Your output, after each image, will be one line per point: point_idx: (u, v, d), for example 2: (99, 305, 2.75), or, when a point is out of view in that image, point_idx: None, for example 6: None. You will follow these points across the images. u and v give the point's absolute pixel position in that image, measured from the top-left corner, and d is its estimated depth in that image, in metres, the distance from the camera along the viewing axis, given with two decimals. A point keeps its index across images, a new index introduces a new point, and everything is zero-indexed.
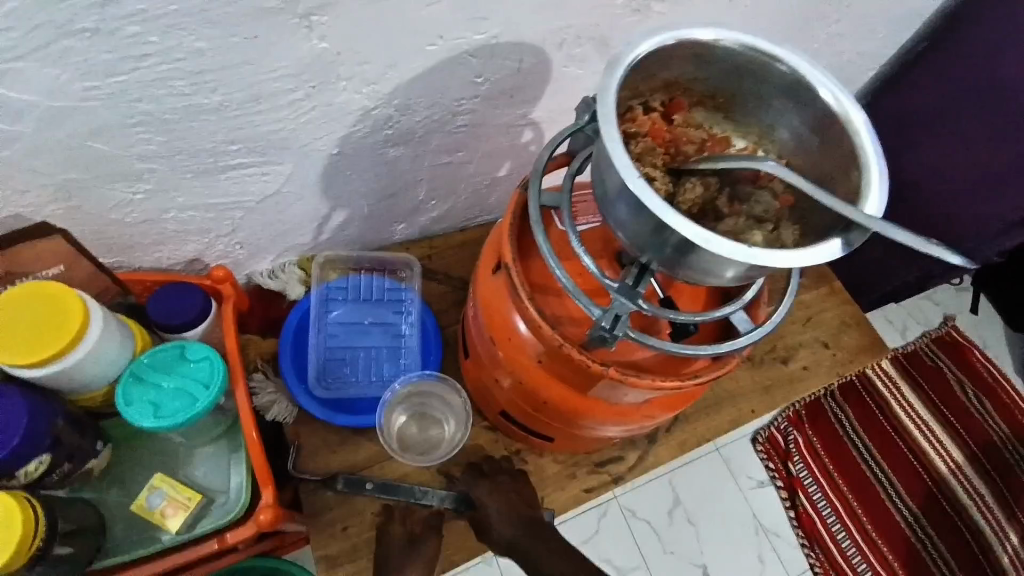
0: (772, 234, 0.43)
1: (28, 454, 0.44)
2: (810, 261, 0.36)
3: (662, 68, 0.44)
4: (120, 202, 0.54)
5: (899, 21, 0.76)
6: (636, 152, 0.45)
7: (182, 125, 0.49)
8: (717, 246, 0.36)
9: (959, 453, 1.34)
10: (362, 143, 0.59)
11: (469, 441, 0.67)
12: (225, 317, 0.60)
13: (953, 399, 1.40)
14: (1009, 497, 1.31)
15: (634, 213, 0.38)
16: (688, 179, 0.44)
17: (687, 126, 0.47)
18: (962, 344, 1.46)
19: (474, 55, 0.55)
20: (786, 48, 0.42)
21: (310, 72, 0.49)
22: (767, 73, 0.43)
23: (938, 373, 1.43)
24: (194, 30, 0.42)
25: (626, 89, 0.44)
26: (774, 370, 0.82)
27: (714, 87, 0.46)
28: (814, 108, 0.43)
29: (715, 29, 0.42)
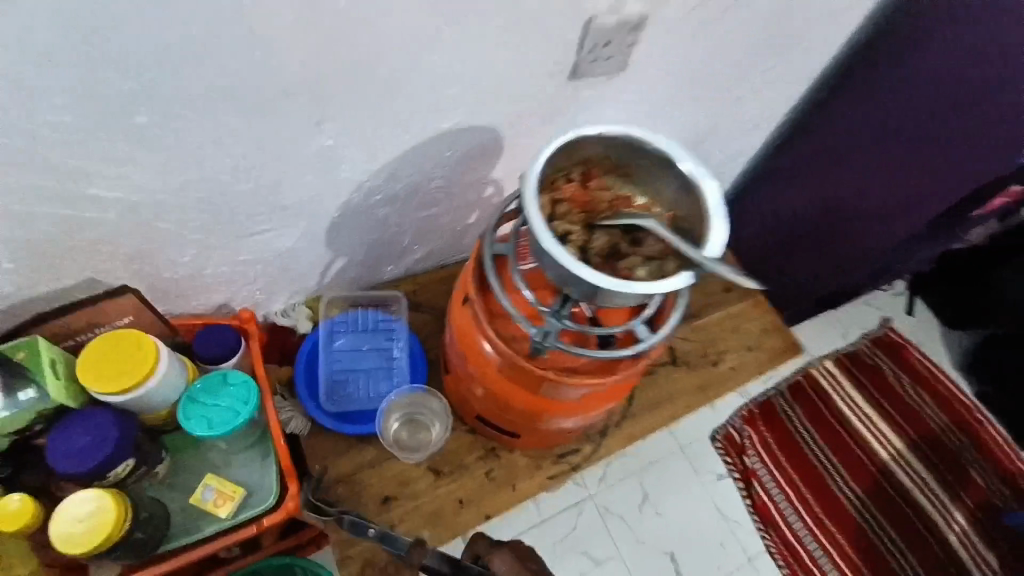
0: (657, 269, 0.59)
1: (118, 458, 0.60)
2: (671, 288, 0.52)
3: (575, 152, 0.60)
4: (172, 263, 0.69)
5: (786, 84, 0.95)
6: (559, 213, 0.61)
7: (223, 204, 0.65)
8: (605, 283, 0.53)
9: (899, 441, 1.52)
10: (358, 207, 0.76)
11: (452, 442, 0.82)
12: (253, 350, 0.75)
13: (892, 393, 1.59)
14: (939, 476, 1.50)
15: (551, 262, 0.55)
16: (598, 232, 0.61)
17: (601, 189, 0.63)
18: (900, 345, 1.65)
19: (444, 138, 0.72)
20: (660, 137, 0.58)
21: (319, 161, 0.66)
22: (650, 153, 0.59)
23: (877, 371, 1.61)
24: (238, 141, 0.58)
25: (549, 169, 0.59)
26: (705, 372, 0.98)
27: (618, 159, 0.62)
28: (683, 178, 0.59)
29: (607, 124, 0.58)
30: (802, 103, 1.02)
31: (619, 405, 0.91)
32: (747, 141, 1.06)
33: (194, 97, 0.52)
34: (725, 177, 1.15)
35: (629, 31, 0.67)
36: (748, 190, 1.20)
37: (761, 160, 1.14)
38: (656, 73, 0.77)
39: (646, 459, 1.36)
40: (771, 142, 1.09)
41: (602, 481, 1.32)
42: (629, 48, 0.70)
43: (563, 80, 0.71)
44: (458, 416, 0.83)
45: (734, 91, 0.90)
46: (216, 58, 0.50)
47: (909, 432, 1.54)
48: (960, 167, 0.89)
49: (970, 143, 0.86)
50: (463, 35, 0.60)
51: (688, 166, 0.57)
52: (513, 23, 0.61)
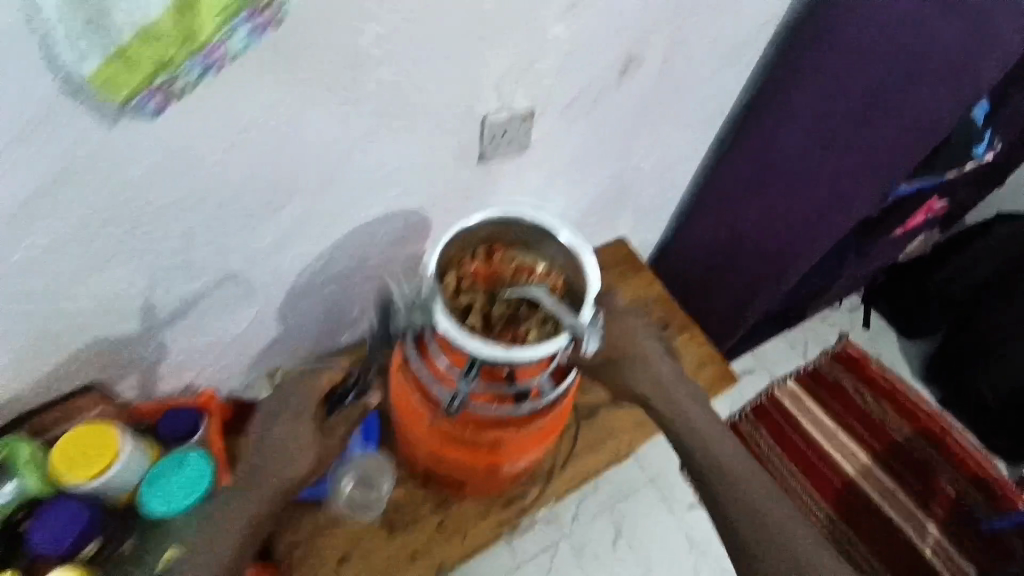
0: (551, 329, 0.69)
1: (88, 536, 0.71)
2: (547, 348, 0.63)
3: (475, 232, 0.71)
4: (135, 357, 0.76)
5: (694, 140, 1.05)
6: (464, 285, 0.70)
7: (176, 303, 0.72)
8: (491, 351, 0.63)
9: (864, 456, 1.55)
10: (304, 288, 0.84)
11: (407, 496, 0.88)
12: (212, 428, 0.83)
13: (854, 408, 1.61)
14: (911, 487, 1.52)
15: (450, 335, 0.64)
16: (499, 300, 0.71)
17: (503, 259, 0.72)
18: (858, 360, 1.69)
19: (374, 223, 0.81)
20: (545, 215, 0.70)
21: (262, 258, 0.74)
22: (538, 229, 0.71)
23: (840, 389, 1.64)
24: (184, 251, 0.67)
25: (453, 248, 0.70)
26: (644, 407, 1.05)
27: (516, 235, 0.72)
28: (567, 249, 0.71)
29: (500, 211, 0.71)
30: (715, 150, 1.11)
31: (563, 445, 0.99)
32: (670, 189, 1.15)
33: (143, 224, 0.61)
34: (657, 221, 1.24)
35: (522, 121, 0.77)
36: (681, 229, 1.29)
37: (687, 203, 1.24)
38: (563, 139, 0.84)
39: None
40: (694, 187, 1.19)
41: None
42: (526, 133, 0.79)
43: (474, 164, 0.80)
44: (408, 472, 0.89)
45: (644, 150, 1.00)
46: (158, 194, 0.59)
47: (873, 444, 1.57)
48: (839, 194, 0.97)
49: (848, 174, 0.95)
50: (376, 143, 0.69)
51: (569, 239, 0.70)
52: (420, 128, 0.71)
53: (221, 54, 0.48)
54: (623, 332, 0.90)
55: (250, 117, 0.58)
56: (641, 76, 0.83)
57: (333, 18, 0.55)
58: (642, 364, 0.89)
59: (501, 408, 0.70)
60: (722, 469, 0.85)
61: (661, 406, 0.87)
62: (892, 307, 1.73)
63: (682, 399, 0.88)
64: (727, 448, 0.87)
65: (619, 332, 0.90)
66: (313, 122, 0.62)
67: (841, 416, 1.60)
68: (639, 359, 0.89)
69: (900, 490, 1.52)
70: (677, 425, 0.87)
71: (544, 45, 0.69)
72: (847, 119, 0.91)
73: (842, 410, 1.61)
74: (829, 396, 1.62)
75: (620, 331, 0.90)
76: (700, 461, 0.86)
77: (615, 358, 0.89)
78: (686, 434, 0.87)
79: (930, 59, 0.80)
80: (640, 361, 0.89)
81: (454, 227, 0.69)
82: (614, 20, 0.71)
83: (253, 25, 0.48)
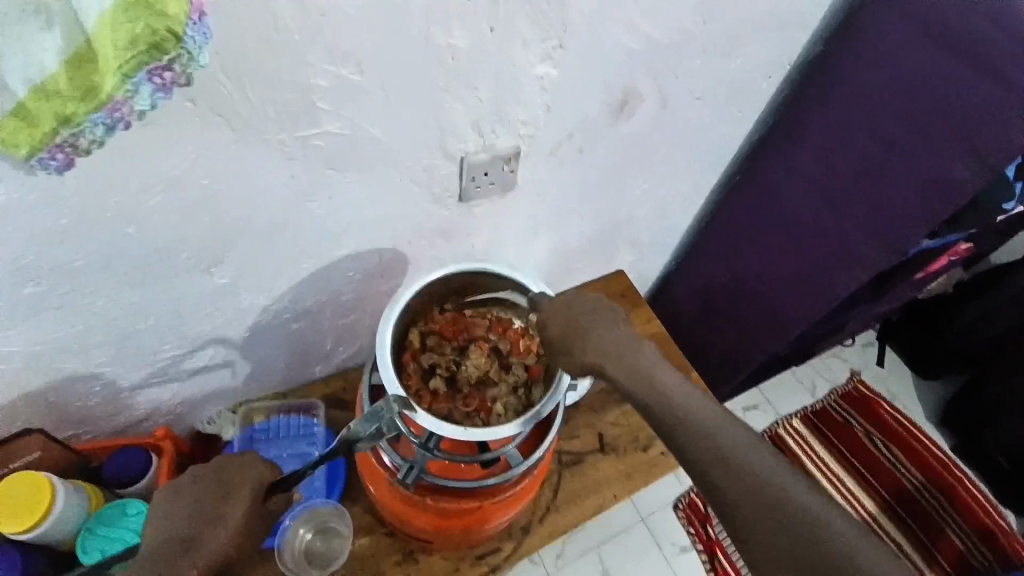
0: (522, 395, 0.69)
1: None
2: (505, 431, 0.61)
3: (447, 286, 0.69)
4: (84, 394, 0.73)
5: (696, 175, 0.99)
6: (433, 343, 0.70)
7: (124, 341, 0.69)
8: (446, 431, 0.60)
9: (871, 503, 1.23)
10: (268, 325, 0.79)
11: (369, 547, 0.83)
12: (162, 468, 0.79)
13: (863, 449, 1.29)
14: (935, 551, 1.17)
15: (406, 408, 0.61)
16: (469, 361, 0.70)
17: (478, 313, 0.72)
18: (870, 398, 1.34)
19: (343, 261, 0.76)
20: (522, 273, 0.68)
21: (218, 296, 0.70)
22: (516, 285, 0.69)
23: (846, 428, 1.31)
24: (129, 291, 0.63)
25: (424, 303, 0.69)
26: (633, 457, 0.95)
27: (490, 287, 0.70)
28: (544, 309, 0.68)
29: (470, 264, 0.66)
30: (721, 186, 1.05)
31: (543, 498, 0.90)
32: (671, 224, 1.09)
33: (79, 266, 0.57)
34: (658, 255, 1.17)
35: (505, 162, 0.73)
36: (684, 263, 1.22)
37: (692, 238, 1.17)
38: (548, 182, 0.81)
39: (612, 528, 1.34)
40: (698, 223, 1.13)
41: (561, 557, 1.29)
42: (509, 174, 0.75)
43: (452, 202, 0.76)
44: (376, 518, 0.85)
45: (640, 185, 0.94)
46: (95, 236, 0.56)
47: (883, 491, 1.24)
48: (847, 246, 0.91)
49: (856, 225, 0.88)
50: (340, 183, 0.64)
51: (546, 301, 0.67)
52: (387, 167, 0.66)
53: (125, 110, 0.38)
54: (567, 317, 0.63)
55: (189, 159, 0.54)
56: (637, 117, 0.80)
57: (278, 58, 0.50)
58: (605, 347, 0.60)
59: (462, 483, 0.66)
60: (739, 460, 0.53)
61: (638, 396, 0.58)
62: (908, 349, 1.59)
63: (666, 382, 0.58)
64: (733, 430, 0.55)
65: (557, 319, 0.63)
66: (268, 164, 0.58)
67: (846, 456, 1.28)
68: (586, 341, 0.61)
69: (921, 555, 1.17)
70: (663, 428, 0.57)
71: (524, 85, 0.65)
72: (860, 168, 0.84)
73: (848, 451, 1.29)
74: (830, 432, 1.31)
75: (559, 316, 0.63)
76: (703, 461, 0.54)
77: (554, 349, 0.63)
78: (681, 428, 0.55)
79: (952, 116, 0.73)
80: (595, 343, 0.61)
81: (417, 281, 0.65)
82: (597, 61, 0.68)
83: (158, 82, 0.38)
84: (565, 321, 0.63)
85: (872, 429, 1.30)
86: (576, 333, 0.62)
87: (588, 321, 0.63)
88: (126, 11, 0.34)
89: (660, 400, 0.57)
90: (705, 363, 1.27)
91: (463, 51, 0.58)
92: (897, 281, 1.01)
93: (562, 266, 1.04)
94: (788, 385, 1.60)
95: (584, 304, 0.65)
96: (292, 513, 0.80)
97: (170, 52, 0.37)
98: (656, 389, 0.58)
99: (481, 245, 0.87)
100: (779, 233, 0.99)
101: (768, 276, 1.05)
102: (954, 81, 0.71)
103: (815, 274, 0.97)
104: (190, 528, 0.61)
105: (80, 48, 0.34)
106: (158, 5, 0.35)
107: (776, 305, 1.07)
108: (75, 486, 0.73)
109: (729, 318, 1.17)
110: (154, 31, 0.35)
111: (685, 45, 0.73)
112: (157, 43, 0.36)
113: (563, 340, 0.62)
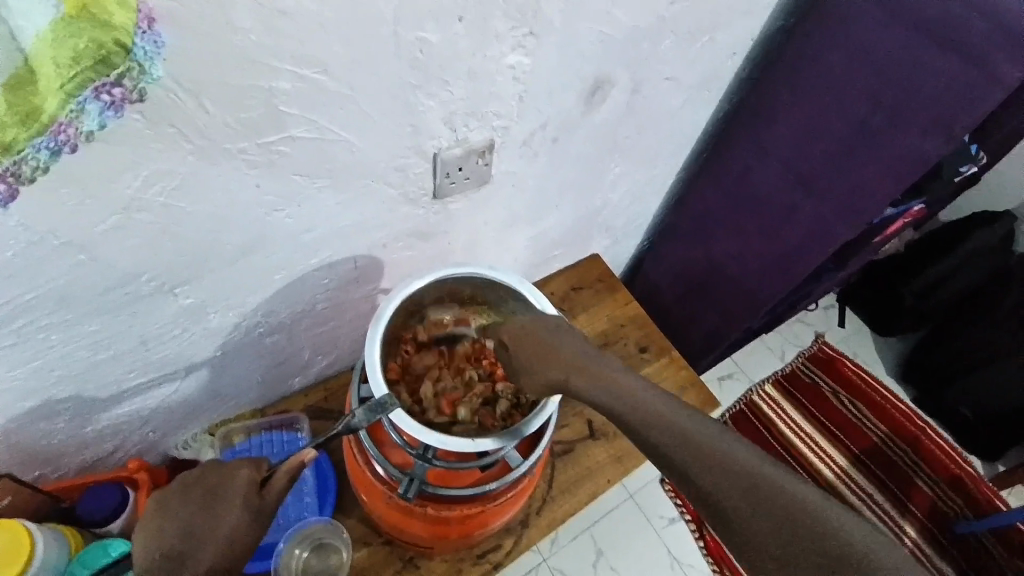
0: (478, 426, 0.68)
1: None
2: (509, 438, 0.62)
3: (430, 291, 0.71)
4: (46, 432, 0.68)
5: (667, 155, 0.99)
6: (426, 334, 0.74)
7: (85, 374, 0.64)
8: (451, 444, 0.60)
9: (841, 456, 1.15)
10: (242, 343, 0.75)
11: (366, 557, 0.81)
12: (140, 502, 0.76)
13: (832, 408, 1.21)
14: (899, 492, 1.11)
15: (408, 426, 0.61)
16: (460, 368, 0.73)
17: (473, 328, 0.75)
18: (836, 357, 1.26)
19: (317, 270, 0.72)
20: (502, 272, 0.70)
21: (186, 318, 0.66)
22: (500, 285, 0.71)
23: (815, 390, 1.23)
24: (88, 320, 0.58)
25: (406, 312, 0.71)
26: (624, 441, 0.95)
27: (473, 293, 0.74)
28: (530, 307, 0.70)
29: (451, 270, 0.70)
30: (688, 165, 1.06)
31: (539, 490, 0.90)
32: (644, 205, 1.09)
33: (26, 302, 0.52)
34: (632, 237, 1.18)
35: (480, 156, 0.71)
36: (656, 242, 1.22)
37: (664, 218, 1.17)
38: (523, 174, 0.80)
39: (602, 509, 1.34)
40: (668, 202, 1.13)
41: (555, 542, 1.29)
42: (485, 168, 0.73)
43: (428, 201, 0.73)
44: (372, 529, 0.83)
45: (614, 169, 0.93)
46: (46, 268, 0.51)
47: (851, 445, 1.17)
48: (819, 222, 0.93)
49: (829, 202, 0.90)
50: (312, 191, 0.61)
51: (533, 300, 0.69)
52: (359, 170, 0.62)
53: (71, 132, 0.42)
54: (573, 359, 0.59)
55: (143, 177, 0.49)
56: (609, 103, 0.79)
57: (236, 65, 0.46)
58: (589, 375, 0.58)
59: (464, 489, 0.66)
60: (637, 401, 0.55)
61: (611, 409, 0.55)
62: (866, 312, 1.65)
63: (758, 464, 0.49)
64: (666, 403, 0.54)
65: (594, 380, 0.57)
66: (232, 178, 0.54)
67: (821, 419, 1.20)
68: (552, 359, 0.60)
69: (886, 496, 1.11)
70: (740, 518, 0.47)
71: (497, 78, 0.63)
72: (831, 145, 0.85)
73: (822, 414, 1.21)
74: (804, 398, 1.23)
75: (592, 377, 0.57)
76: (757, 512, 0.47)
77: (518, 367, 0.63)
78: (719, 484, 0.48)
79: (921, 91, 0.74)
80: (584, 371, 0.58)
81: (402, 290, 0.67)
82: (567, 46, 0.65)
83: (106, 100, 0.41)
84: (551, 363, 0.60)
85: (841, 391, 1.22)
86: (538, 352, 0.61)
87: (650, 407, 0.53)
88: (68, 27, 0.37)
89: (735, 488, 0.48)
90: (684, 339, 1.30)
91: (433, 45, 0.55)
92: (859, 249, 1.04)
93: (540, 255, 1.03)
94: (759, 355, 1.64)
95: (573, 343, 0.61)
96: (286, 534, 0.78)
97: (118, 69, 0.40)
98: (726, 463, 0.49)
99: (458, 242, 0.84)
100: (750, 207, 1.00)
101: (743, 253, 1.07)
102: (917, 50, 0.72)
103: (792, 250, 0.99)
104: (175, 542, 0.57)
105: (19, 72, 0.37)
106: (104, 19, 0.37)
107: (749, 279, 1.09)
108: (52, 530, 0.69)
109: (704, 295, 1.18)
110: (100, 46, 0.38)
111: (654, 29, 0.73)
112: (105, 58, 0.39)
113: (517, 353, 0.63)
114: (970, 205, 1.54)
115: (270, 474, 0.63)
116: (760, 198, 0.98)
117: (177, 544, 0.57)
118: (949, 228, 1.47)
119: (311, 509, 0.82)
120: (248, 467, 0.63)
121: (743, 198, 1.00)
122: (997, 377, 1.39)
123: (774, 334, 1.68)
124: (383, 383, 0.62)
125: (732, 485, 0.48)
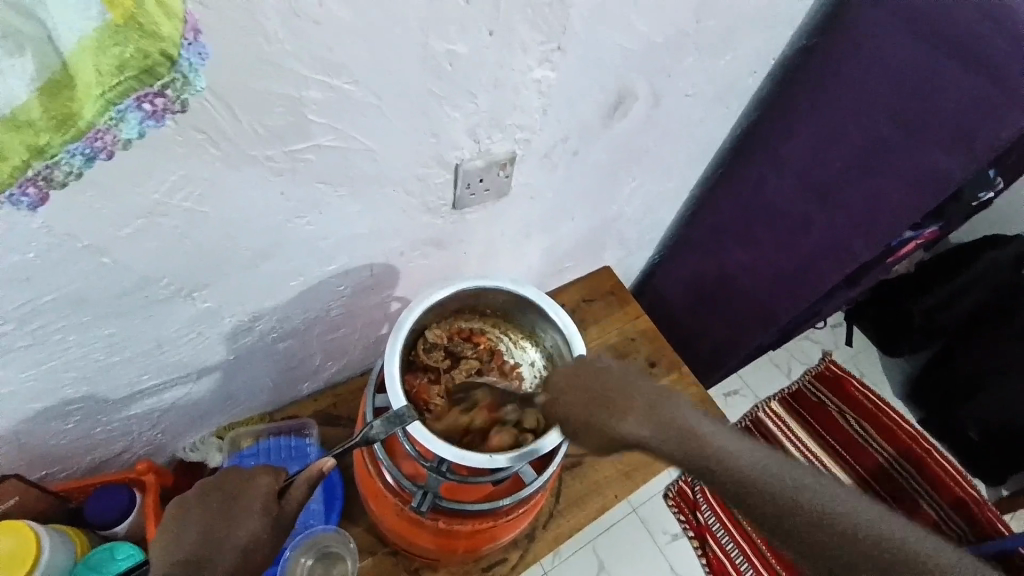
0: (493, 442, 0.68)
1: None
2: (524, 455, 0.62)
3: (448, 302, 0.71)
4: (56, 432, 0.67)
5: (683, 170, 0.99)
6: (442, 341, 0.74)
7: (99, 375, 0.64)
8: (468, 458, 0.60)
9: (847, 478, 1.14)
10: (254, 347, 0.74)
11: (371, 566, 0.80)
12: (148, 505, 0.75)
13: (838, 428, 1.19)
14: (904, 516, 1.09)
15: (425, 439, 0.60)
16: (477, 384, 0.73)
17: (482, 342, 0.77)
18: (843, 375, 1.24)
19: (333, 277, 0.72)
20: (521, 284, 0.70)
21: (202, 322, 0.65)
22: (519, 296, 0.71)
23: (822, 410, 1.21)
24: (106, 322, 0.58)
25: (423, 322, 0.71)
26: (632, 457, 0.94)
27: (490, 304, 0.74)
28: (550, 320, 0.70)
29: (471, 282, 0.69)
30: (704, 180, 1.06)
31: (546, 504, 0.89)
32: (658, 218, 1.09)
33: (45, 303, 0.52)
34: (644, 250, 1.17)
35: (501, 168, 0.71)
36: (668, 255, 1.22)
37: (676, 231, 1.17)
38: (541, 185, 0.79)
39: (604, 523, 1.33)
40: (682, 216, 1.13)
41: (558, 555, 1.27)
42: (505, 179, 0.73)
43: (446, 211, 0.73)
44: (378, 538, 0.82)
45: (631, 182, 0.92)
46: (65, 268, 0.50)
47: (857, 466, 1.15)
48: (836, 242, 0.93)
49: (847, 221, 0.89)
50: (333, 199, 0.61)
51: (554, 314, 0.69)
52: (380, 179, 0.62)
53: (109, 139, 0.38)
54: (698, 446, 0.57)
55: (168, 182, 0.49)
56: (630, 117, 0.78)
57: (267, 73, 0.46)
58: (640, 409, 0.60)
59: (475, 503, 0.65)
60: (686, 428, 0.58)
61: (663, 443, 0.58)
62: (874, 331, 1.64)
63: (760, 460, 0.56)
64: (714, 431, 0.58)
65: (733, 478, 0.55)
66: (255, 184, 0.54)
67: (827, 440, 1.18)
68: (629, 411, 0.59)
69: None
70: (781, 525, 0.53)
71: (521, 90, 0.63)
72: (851, 166, 0.85)
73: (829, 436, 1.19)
74: (811, 418, 1.21)
75: (732, 475, 0.55)
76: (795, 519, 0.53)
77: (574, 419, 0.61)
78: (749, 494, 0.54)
79: (944, 115, 0.73)
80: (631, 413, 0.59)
81: (423, 300, 0.67)
82: (592, 61, 0.65)
83: (149, 109, 0.38)
84: (667, 430, 0.58)
85: (846, 410, 1.20)
86: (597, 397, 0.61)
87: (803, 493, 0.53)
88: (113, 35, 0.32)
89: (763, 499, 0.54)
90: (695, 353, 1.29)
91: (462, 57, 0.55)
92: (871, 270, 1.04)
93: (552, 266, 1.02)
94: (766, 372, 1.63)
95: (677, 410, 0.59)
96: (292, 541, 0.77)
97: (163, 78, 0.36)
98: (863, 535, 0.51)
99: (473, 252, 0.84)
100: (766, 225, 1.00)
101: (757, 270, 1.06)
102: (940, 74, 0.72)
103: (807, 268, 0.98)
104: (186, 550, 0.56)
105: (56, 74, 0.32)
106: (151, 28, 0.33)
107: (761, 297, 1.08)
108: (59, 532, 0.69)
109: (715, 310, 1.18)
110: (146, 55, 0.34)
111: (677, 47, 0.72)
112: (149, 69, 0.35)
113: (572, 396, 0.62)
114: (982, 227, 1.53)
115: (288, 482, 0.63)
116: (776, 215, 0.97)
117: (186, 548, 0.57)
118: (960, 248, 1.46)
119: (318, 516, 0.82)
120: (260, 474, 0.62)
121: (759, 214, 1.00)
122: (997, 403, 1.39)
123: (781, 350, 1.67)
124: (401, 395, 0.62)
125: (878, 561, 0.50)
